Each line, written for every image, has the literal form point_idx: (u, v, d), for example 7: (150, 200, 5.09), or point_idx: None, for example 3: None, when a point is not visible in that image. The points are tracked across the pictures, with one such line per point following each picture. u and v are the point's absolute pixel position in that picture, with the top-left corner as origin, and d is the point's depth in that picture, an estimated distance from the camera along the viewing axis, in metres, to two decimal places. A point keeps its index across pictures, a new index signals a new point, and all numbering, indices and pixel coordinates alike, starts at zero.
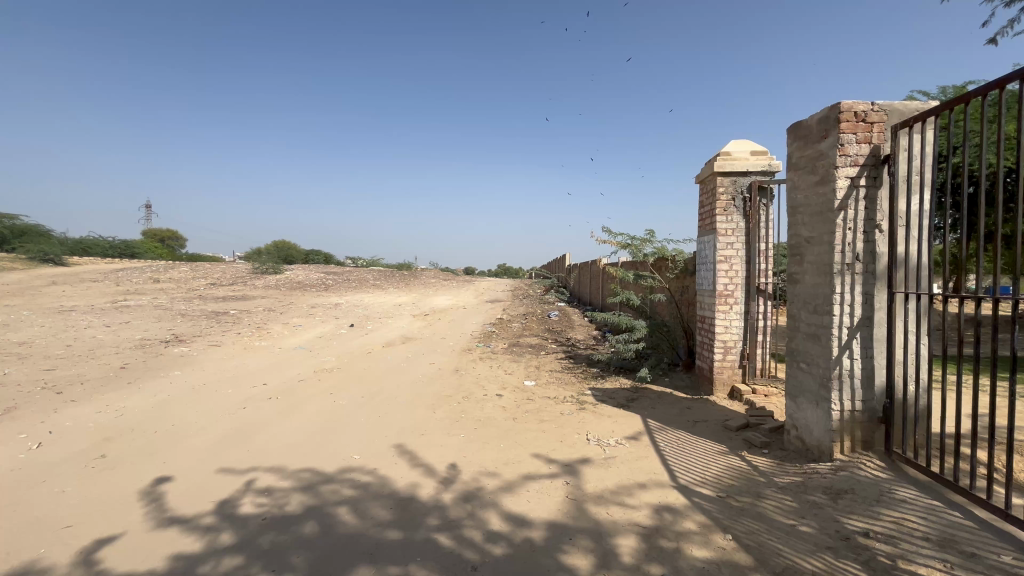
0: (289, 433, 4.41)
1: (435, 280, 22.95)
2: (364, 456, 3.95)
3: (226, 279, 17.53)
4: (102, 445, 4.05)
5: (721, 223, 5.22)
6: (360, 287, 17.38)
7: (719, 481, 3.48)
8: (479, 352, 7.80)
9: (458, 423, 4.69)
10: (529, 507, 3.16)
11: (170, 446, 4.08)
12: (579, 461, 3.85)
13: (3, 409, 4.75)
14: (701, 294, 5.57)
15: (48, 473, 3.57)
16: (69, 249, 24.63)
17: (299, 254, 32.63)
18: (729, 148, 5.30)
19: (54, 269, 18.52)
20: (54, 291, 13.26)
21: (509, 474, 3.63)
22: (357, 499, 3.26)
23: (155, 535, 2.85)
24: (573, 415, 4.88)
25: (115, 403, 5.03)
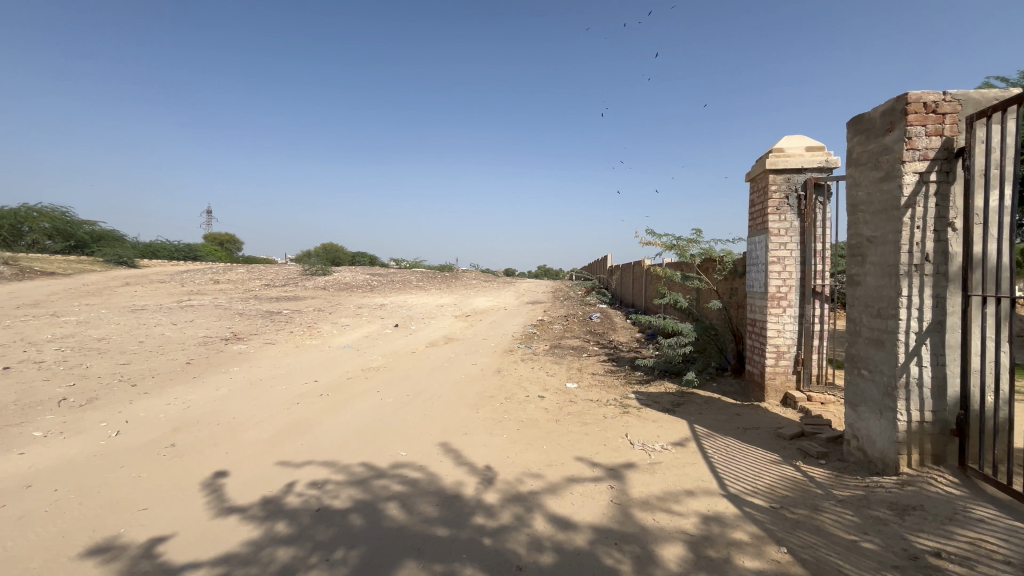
0: (339, 428, 4.58)
1: (475, 281, 23.31)
2: (410, 453, 4.05)
3: (279, 279, 18.73)
4: (171, 435, 4.35)
5: (773, 222, 5.01)
6: (404, 289, 17.88)
7: (773, 491, 3.34)
8: (521, 353, 7.83)
9: (500, 424, 4.73)
10: (573, 510, 3.15)
11: (231, 437, 4.33)
12: (624, 465, 3.80)
13: (86, 399, 5.19)
14: (752, 296, 5.36)
15: (124, 459, 3.87)
16: (141, 252, 26.70)
17: (347, 256, 33.83)
18: (782, 144, 5.08)
19: (128, 271, 20.09)
20: (130, 291, 14.42)
21: (553, 476, 3.62)
22: (405, 494, 3.35)
23: (220, 521, 3.04)
24: (616, 419, 4.82)
25: (182, 396, 5.38)
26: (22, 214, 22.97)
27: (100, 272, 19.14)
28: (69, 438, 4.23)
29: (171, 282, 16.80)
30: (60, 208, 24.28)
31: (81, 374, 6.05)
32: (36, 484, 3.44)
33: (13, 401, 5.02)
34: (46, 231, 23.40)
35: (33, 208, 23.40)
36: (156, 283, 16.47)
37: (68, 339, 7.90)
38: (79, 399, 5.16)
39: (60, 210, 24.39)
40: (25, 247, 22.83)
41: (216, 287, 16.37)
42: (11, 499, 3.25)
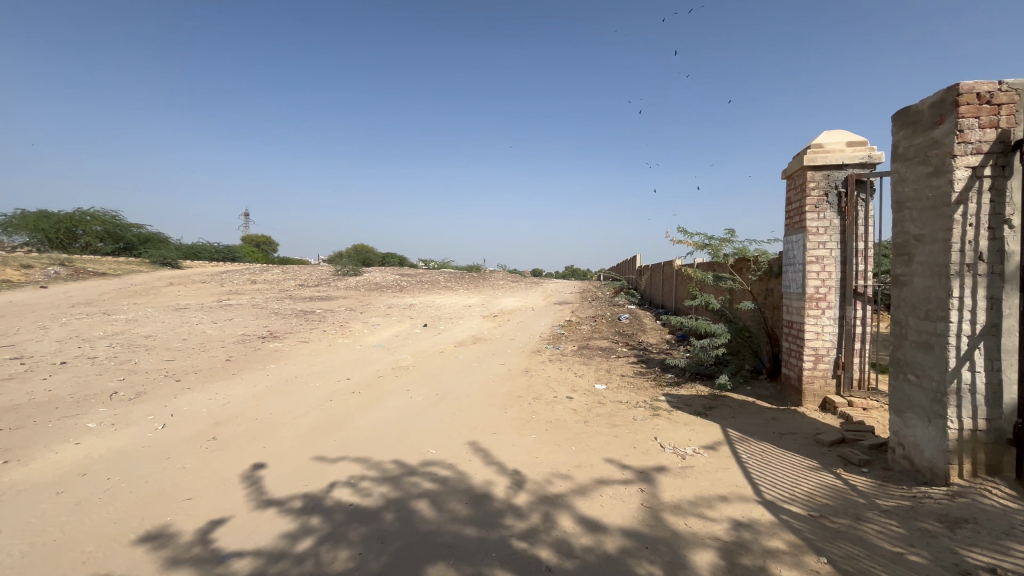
0: (371, 425, 4.68)
1: (502, 282, 23.41)
2: (439, 451, 4.10)
3: (313, 279, 19.30)
4: (213, 429, 4.53)
5: (811, 221, 4.84)
6: (433, 289, 18.11)
7: (811, 499, 3.23)
8: (549, 354, 7.80)
9: (529, 424, 4.73)
10: (603, 512, 3.12)
11: (268, 432, 4.48)
12: (655, 468, 3.74)
13: (134, 392, 5.47)
14: (789, 297, 5.19)
15: (170, 451, 4.06)
16: (184, 253, 27.97)
17: (377, 257, 34.47)
18: (821, 139, 4.90)
19: (173, 272, 21.10)
20: (175, 291, 15.13)
21: (582, 477, 3.60)
22: (435, 492, 3.39)
23: (259, 513, 3.15)
24: (646, 421, 4.75)
25: (222, 392, 5.60)
26: (77, 217, 24.39)
27: (147, 272, 20.16)
28: (121, 429, 4.47)
29: (211, 283, 17.51)
30: (111, 212, 25.65)
31: (130, 369, 6.38)
32: (91, 473, 3.65)
33: (70, 394, 5.34)
34: (98, 233, 24.75)
35: (86, 212, 24.80)
36: (198, 283, 17.23)
37: (118, 336, 8.34)
38: (128, 393, 5.44)
39: (110, 214, 25.76)
40: (79, 249, 24.25)
41: (253, 286, 16.99)
42: (69, 486, 3.46)
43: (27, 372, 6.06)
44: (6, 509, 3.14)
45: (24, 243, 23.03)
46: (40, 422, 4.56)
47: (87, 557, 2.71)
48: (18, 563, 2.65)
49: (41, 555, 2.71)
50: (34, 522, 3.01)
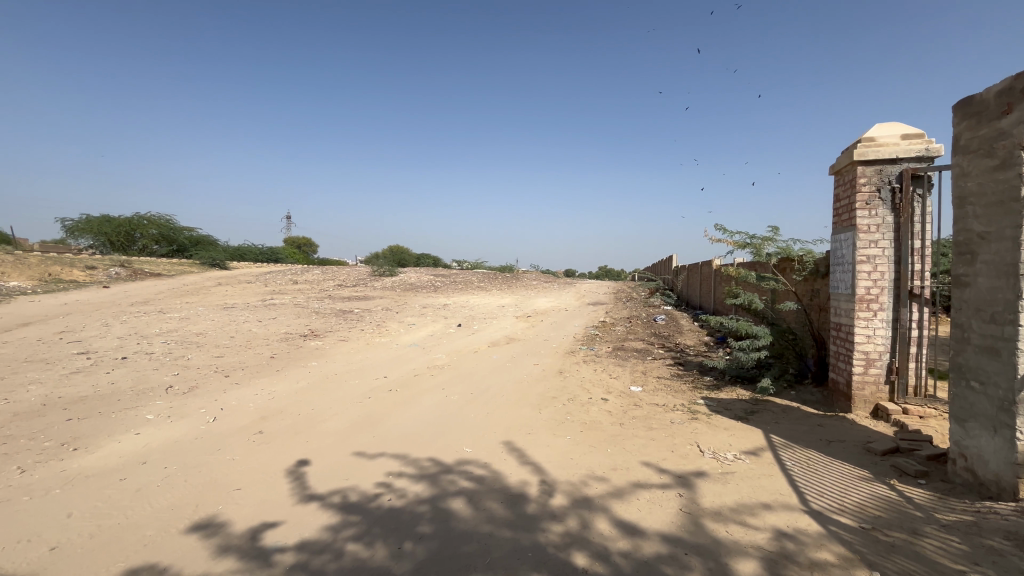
0: (408, 423, 4.77)
1: (534, 282, 23.44)
2: (474, 449, 4.14)
3: (351, 279, 19.92)
4: (259, 423, 4.73)
5: (862, 218, 4.62)
6: (466, 289, 18.32)
7: (862, 510, 3.07)
8: (582, 355, 7.75)
9: (563, 425, 4.71)
10: (640, 516, 3.07)
11: (310, 427, 4.64)
12: (694, 473, 3.65)
13: (187, 387, 5.77)
14: (837, 298, 4.96)
15: (220, 443, 4.26)
16: (231, 254, 29.39)
17: (412, 258, 35.14)
18: (872, 132, 4.67)
19: (221, 272, 22.21)
20: (223, 290, 15.95)
21: (618, 480, 3.56)
22: (471, 491, 3.43)
23: (303, 505, 3.27)
24: (684, 425, 4.64)
25: (268, 387, 5.84)
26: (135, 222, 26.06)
27: (199, 272, 21.35)
28: (175, 421, 4.73)
29: (256, 283, 18.28)
30: (165, 216, 27.23)
31: (183, 365, 6.75)
32: (150, 462, 3.88)
33: (130, 387, 5.69)
34: (154, 236, 26.34)
35: (143, 216, 26.45)
36: (245, 283, 18.07)
37: (173, 332, 8.85)
38: (181, 387, 5.75)
39: (165, 218, 27.34)
40: (138, 251, 25.92)
41: (295, 286, 17.68)
42: (130, 473, 3.69)
43: (93, 366, 6.51)
44: (76, 493, 3.38)
45: (89, 246, 24.82)
46: (105, 412, 4.88)
47: (148, 540, 2.89)
48: (87, 543, 2.84)
49: (107, 537, 2.91)
50: (100, 505, 3.23)
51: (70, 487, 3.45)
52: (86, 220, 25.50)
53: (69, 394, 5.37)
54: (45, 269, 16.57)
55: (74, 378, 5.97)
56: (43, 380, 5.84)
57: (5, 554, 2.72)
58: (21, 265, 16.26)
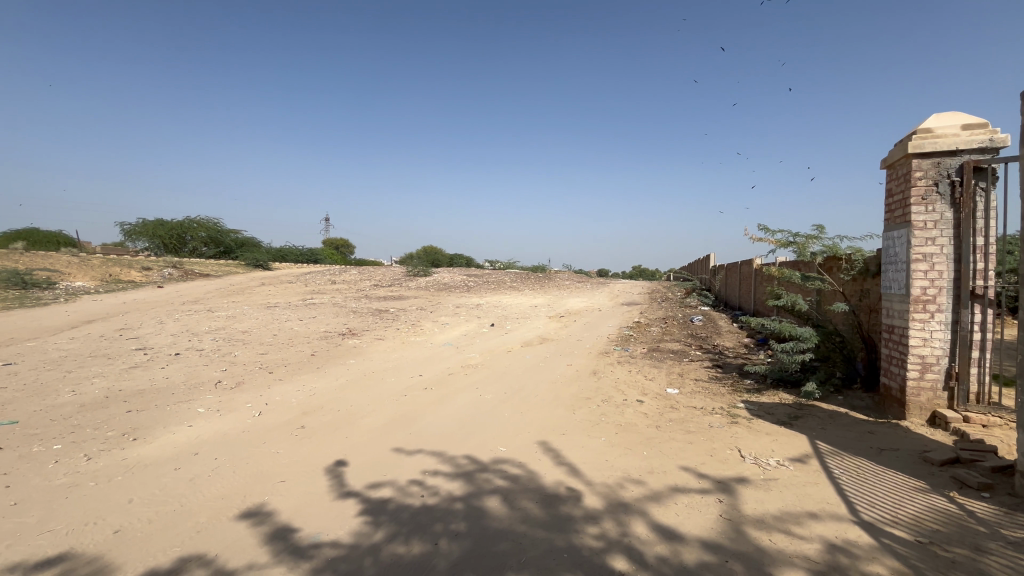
0: (443, 421, 4.84)
1: (566, 282, 23.31)
2: (509, 449, 4.16)
3: (387, 279, 20.39)
4: (302, 418, 4.91)
5: (917, 215, 4.36)
6: (499, 288, 18.40)
7: (918, 523, 2.91)
8: (617, 356, 7.65)
9: (598, 426, 4.67)
10: (678, 521, 3.01)
11: (349, 423, 4.77)
12: (735, 479, 3.54)
13: (235, 382, 6.04)
14: (889, 298, 4.71)
15: (266, 436, 4.44)
16: (273, 255, 30.62)
17: (445, 257, 35.63)
18: (929, 123, 4.41)
19: (264, 272, 23.18)
20: (267, 290, 16.63)
21: (655, 483, 3.50)
22: (506, 490, 3.45)
23: (343, 500, 3.37)
24: (723, 429, 4.52)
25: (309, 384, 6.05)
26: (186, 225, 27.51)
27: (244, 273, 22.34)
28: (224, 415, 4.96)
29: (297, 283, 18.93)
30: (213, 220, 28.60)
31: (231, 361, 7.07)
32: (202, 452, 4.09)
33: (183, 381, 6.01)
34: (202, 239, 27.69)
35: (193, 220, 27.85)
36: (287, 283, 18.80)
37: (221, 330, 9.29)
38: (229, 383, 6.03)
39: (213, 221, 28.72)
40: (188, 253, 27.35)
41: (334, 286, 18.21)
42: (184, 463, 3.90)
43: (149, 361, 6.90)
44: (137, 480, 3.59)
45: (145, 249, 26.47)
46: (161, 405, 5.17)
47: (201, 527, 3.04)
48: (146, 528, 3.02)
49: (164, 523, 3.08)
50: (158, 493, 3.43)
51: (131, 475, 3.68)
52: (142, 224, 27.12)
53: (129, 387, 5.72)
54: (107, 270, 17.74)
55: (133, 372, 6.36)
56: (105, 374, 6.25)
57: (75, 535, 2.92)
58: (85, 266, 17.45)
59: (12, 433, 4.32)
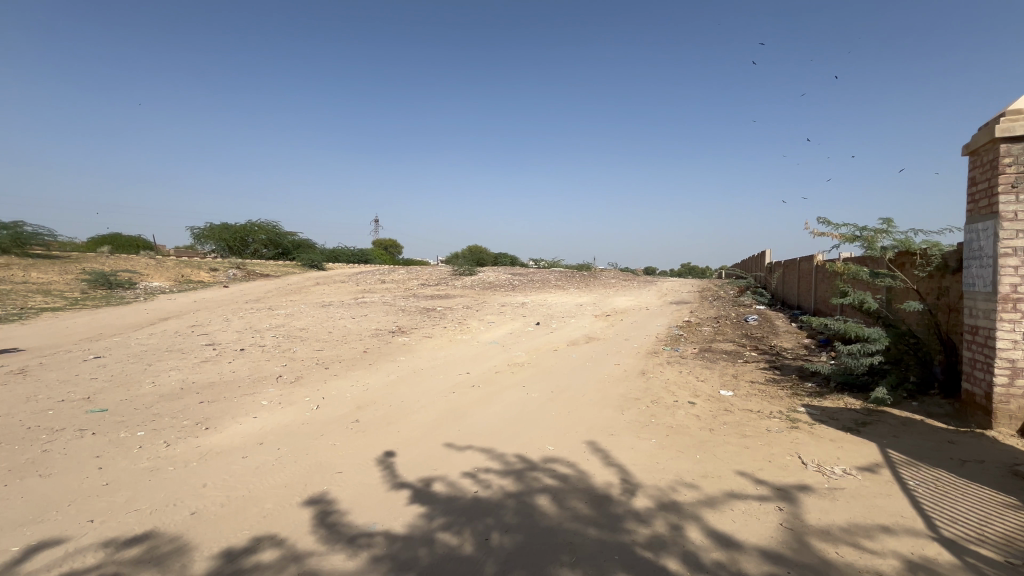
0: (490, 418, 4.90)
1: (613, 280, 22.90)
2: (557, 448, 4.15)
3: (434, 279, 20.66)
4: (356, 412, 5.11)
5: (1006, 205, 3.97)
6: (544, 287, 18.35)
7: (1008, 543, 2.66)
8: (666, 356, 7.45)
9: (648, 427, 4.57)
10: (736, 528, 2.90)
11: (401, 418, 4.91)
12: (797, 487, 3.36)
13: (295, 377, 6.37)
14: (973, 297, 4.31)
15: (324, 429, 4.66)
16: (327, 256, 32.04)
17: (490, 256, 35.95)
18: (1021, 104, 4.01)
19: (319, 272, 24.31)
20: (322, 289, 17.42)
21: (710, 488, 3.38)
22: (556, 489, 3.44)
23: (396, 492, 3.47)
24: (783, 433, 4.30)
25: (363, 379, 6.29)
26: (248, 228, 29.27)
27: (301, 274, 23.48)
28: (285, 408, 5.24)
29: (349, 282, 19.66)
30: (272, 223, 30.27)
31: (290, 356, 7.46)
32: (267, 442, 4.34)
33: (247, 375, 6.41)
34: (263, 241, 29.30)
35: (255, 223, 29.56)
36: (340, 282, 19.60)
37: (281, 328, 9.81)
38: (289, 377, 6.36)
39: (272, 224, 30.39)
40: (250, 255, 29.04)
41: (383, 286, 18.78)
42: (251, 452, 4.16)
43: (218, 356, 7.41)
44: (209, 466, 3.86)
45: (213, 252, 28.52)
46: (229, 397, 5.53)
47: (267, 512, 3.23)
48: (219, 511, 3.24)
49: (235, 507, 3.30)
50: (228, 479, 3.67)
51: (204, 461, 3.96)
52: (209, 228, 29.11)
53: (201, 380, 6.16)
54: (179, 270, 19.18)
55: (204, 366, 6.84)
56: (181, 367, 6.77)
57: (158, 515, 3.19)
58: (160, 267, 18.98)
59: (103, 420, 4.76)
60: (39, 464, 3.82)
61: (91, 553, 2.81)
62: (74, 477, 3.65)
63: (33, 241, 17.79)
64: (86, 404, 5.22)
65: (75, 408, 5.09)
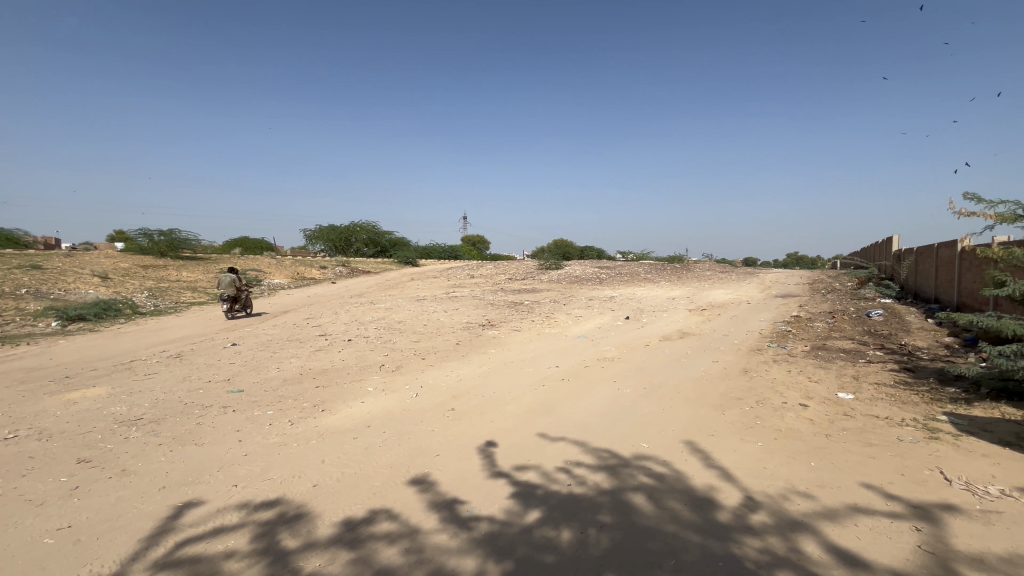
0: (580, 412, 4.87)
1: (707, 272, 21.60)
2: (651, 446, 4.02)
3: (519, 274, 20.73)
4: (451, 401, 5.36)
5: None
6: (632, 281, 17.76)
7: None
8: (771, 353, 6.87)
9: (753, 429, 4.25)
10: (862, 547, 2.61)
11: (493, 408, 5.06)
12: (938, 505, 2.94)
13: (395, 366, 6.83)
14: None
15: (422, 415, 4.94)
16: (419, 253, 33.92)
17: (576, 249, 35.85)
18: None
19: (413, 268, 25.73)
20: (416, 284, 18.46)
21: (828, 499, 3.08)
22: (653, 488, 3.34)
23: (492, 480, 3.59)
24: (918, 444, 3.77)
25: (456, 370, 6.57)
26: (351, 229, 31.73)
27: (397, 270, 25.06)
28: (388, 394, 5.65)
29: (440, 278, 20.57)
30: (372, 223, 32.59)
31: (390, 347, 7.99)
32: (373, 426, 4.71)
33: (355, 364, 6.99)
34: (364, 241, 31.70)
35: (356, 223, 31.79)
36: (433, 277, 20.63)
37: (381, 320, 10.55)
38: (390, 366, 6.85)
39: (371, 224, 32.71)
40: (353, 254, 31.60)
41: (472, 280, 19.39)
42: (360, 433, 4.53)
43: (329, 345, 8.17)
44: (326, 444, 4.29)
45: (322, 252, 31.54)
46: (340, 383, 6.08)
47: (377, 489, 3.51)
48: (337, 484, 3.59)
49: (349, 482, 3.63)
50: (343, 456, 4.05)
51: (322, 440, 4.40)
52: (319, 230, 32.05)
53: (316, 367, 6.84)
54: (295, 268, 21.42)
55: (318, 354, 7.59)
56: (299, 354, 7.59)
57: (286, 484, 3.61)
58: (280, 266, 21.32)
59: (242, 399, 5.49)
60: (194, 434, 4.51)
61: (237, 512, 3.26)
62: (221, 447, 4.24)
63: (184, 245, 20.80)
64: (226, 385, 6.04)
65: (219, 388, 5.91)
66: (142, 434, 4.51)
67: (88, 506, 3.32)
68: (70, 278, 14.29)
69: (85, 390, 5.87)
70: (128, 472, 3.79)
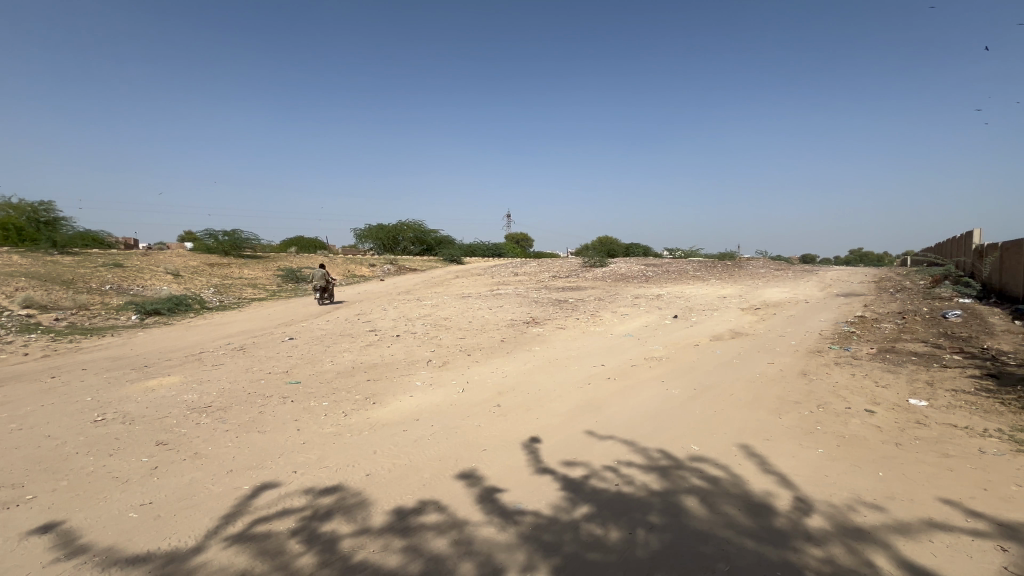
0: (628, 411, 4.79)
1: (761, 270, 20.67)
2: (703, 448, 3.90)
3: (563, 272, 20.61)
4: (497, 396, 5.42)
5: None
6: (681, 279, 17.26)
7: None
8: (833, 355, 6.49)
9: (814, 435, 4.03)
10: (937, 564, 2.43)
11: (539, 405, 5.07)
12: None
13: (442, 362, 6.97)
14: None
15: (469, 410, 5.02)
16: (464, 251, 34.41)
17: (621, 246, 35.25)
18: None
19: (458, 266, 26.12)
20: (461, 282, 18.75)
21: (898, 511, 2.88)
22: (706, 491, 3.24)
23: (539, 476, 3.59)
24: (1004, 457, 3.45)
25: (501, 367, 6.63)
26: (398, 228, 32.66)
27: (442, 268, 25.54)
28: (435, 389, 5.78)
29: (484, 275, 20.75)
30: (419, 222, 33.40)
31: (438, 343, 8.17)
32: (422, 419, 4.83)
33: (403, 358, 7.20)
34: (411, 239, 32.53)
35: (404, 223, 32.68)
36: (477, 275, 20.86)
37: (428, 317, 10.81)
38: (437, 362, 7.00)
39: (419, 223, 33.51)
40: (401, 252, 32.48)
41: (516, 278, 19.43)
42: (410, 426, 4.67)
43: (379, 340, 8.46)
44: (378, 436, 4.45)
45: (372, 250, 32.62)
46: (390, 378, 6.27)
47: (427, 480, 3.60)
48: (389, 474, 3.72)
49: (401, 473, 3.74)
50: (394, 448, 4.18)
51: (375, 431, 4.56)
52: (369, 229, 33.15)
53: (367, 361, 7.10)
54: (347, 266, 22.28)
55: (369, 348, 7.88)
56: (352, 349, 7.91)
57: (342, 472, 3.77)
58: (333, 264, 22.24)
59: (300, 390, 5.78)
60: (257, 422, 4.79)
61: (297, 497, 3.44)
62: (282, 435, 4.49)
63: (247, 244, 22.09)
64: (285, 377, 6.37)
65: (278, 379, 6.26)
66: (211, 421, 4.83)
67: (166, 484, 3.61)
68: (148, 275, 15.50)
69: (161, 378, 6.37)
70: (200, 455, 4.08)
